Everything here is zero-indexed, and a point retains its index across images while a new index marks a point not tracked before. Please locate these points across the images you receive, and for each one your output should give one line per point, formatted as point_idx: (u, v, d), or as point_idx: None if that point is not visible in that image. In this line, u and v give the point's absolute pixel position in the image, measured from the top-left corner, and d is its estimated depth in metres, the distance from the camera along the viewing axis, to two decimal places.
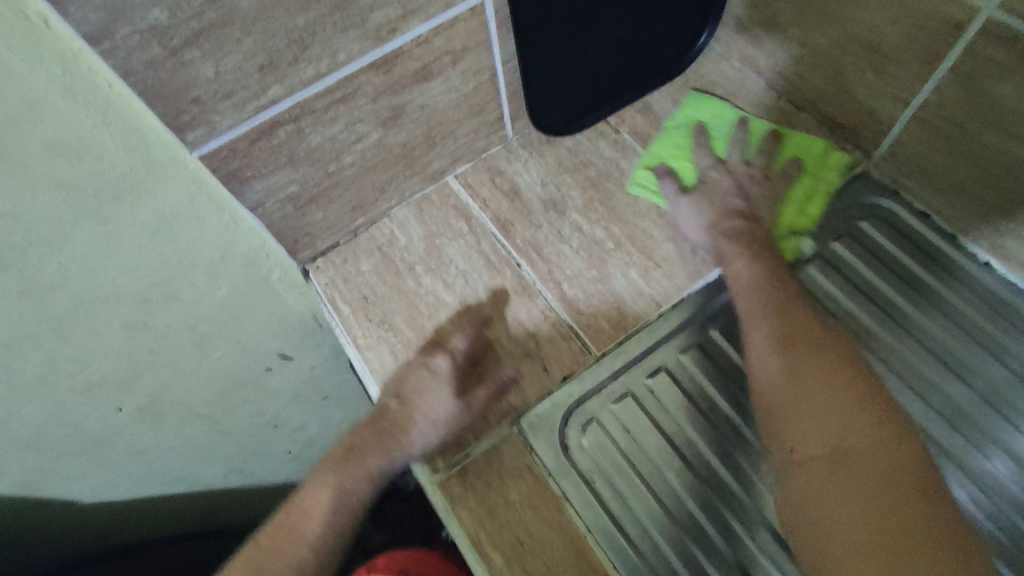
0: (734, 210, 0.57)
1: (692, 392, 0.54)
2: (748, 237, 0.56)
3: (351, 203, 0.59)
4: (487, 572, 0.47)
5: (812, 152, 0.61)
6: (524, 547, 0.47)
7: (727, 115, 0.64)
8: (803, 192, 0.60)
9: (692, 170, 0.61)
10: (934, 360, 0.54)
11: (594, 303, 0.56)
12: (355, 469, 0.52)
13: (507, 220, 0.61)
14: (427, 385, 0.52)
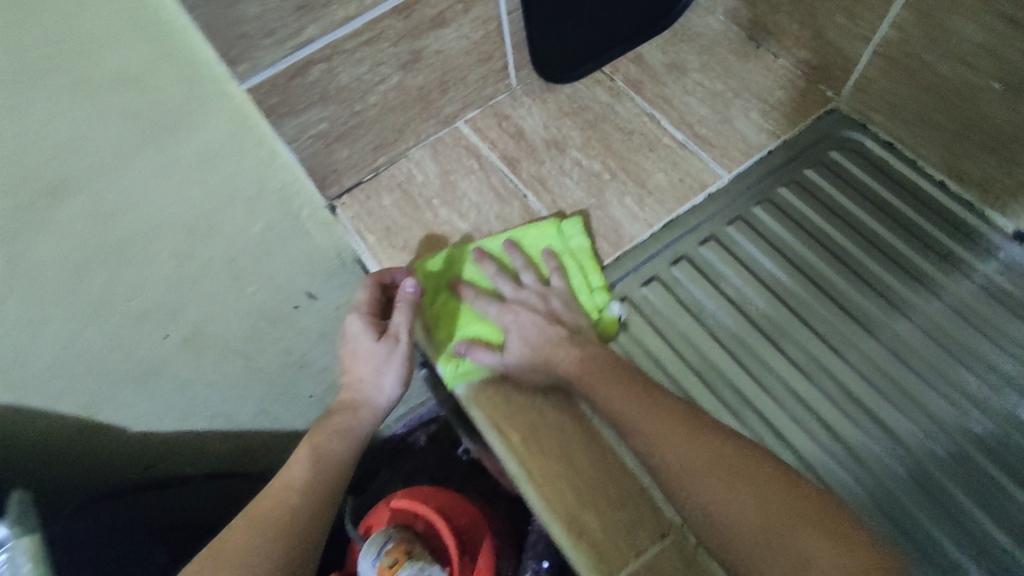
0: (557, 320, 0.56)
1: (683, 300, 0.61)
2: (590, 358, 0.54)
3: (373, 143, 0.66)
4: (505, 447, 0.54)
5: (558, 246, 0.61)
6: (536, 428, 0.54)
7: (466, 254, 0.62)
8: (578, 276, 0.60)
9: (492, 328, 0.59)
10: (902, 271, 0.59)
11: (594, 226, 0.63)
12: (337, 424, 0.61)
13: (514, 158, 0.68)
14: (359, 345, 0.61)
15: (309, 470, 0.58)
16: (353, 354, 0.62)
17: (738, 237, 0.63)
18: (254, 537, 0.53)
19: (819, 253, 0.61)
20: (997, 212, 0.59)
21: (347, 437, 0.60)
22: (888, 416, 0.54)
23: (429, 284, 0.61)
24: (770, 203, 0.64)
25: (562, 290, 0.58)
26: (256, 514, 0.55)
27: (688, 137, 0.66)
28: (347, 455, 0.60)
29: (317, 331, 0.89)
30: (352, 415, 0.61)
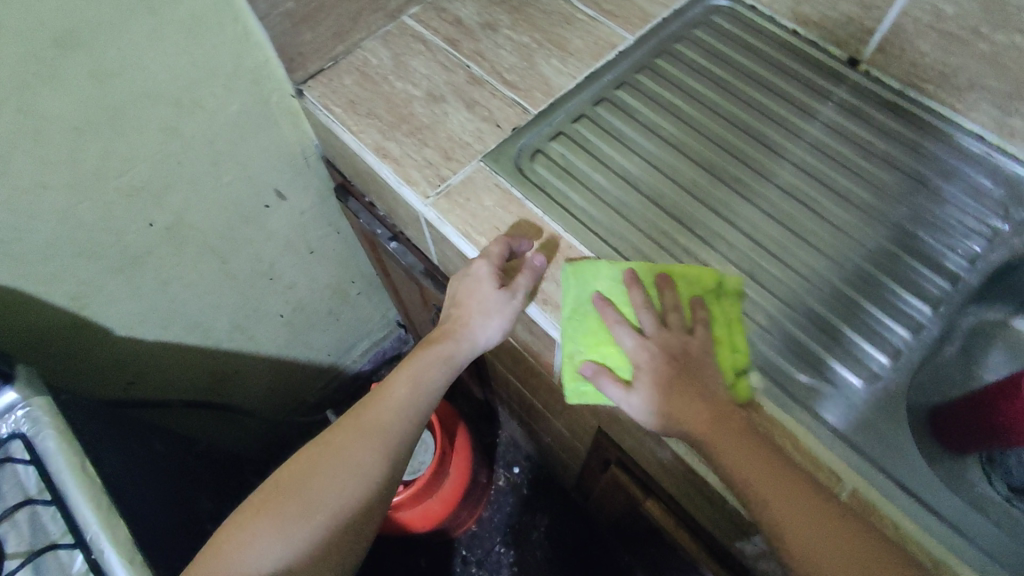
0: (689, 360, 0.56)
1: (606, 130, 0.73)
2: (716, 427, 0.52)
3: (332, 29, 0.76)
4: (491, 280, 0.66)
5: (709, 297, 0.60)
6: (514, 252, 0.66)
7: (608, 275, 0.61)
8: (727, 341, 0.59)
9: (623, 359, 0.59)
10: (768, 92, 0.75)
11: (528, 83, 0.75)
12: (401, 374, 0.63)
13: (454, 40, 0.80)
14: (476, 283, 0.62)
15: (355, 423, 0.59)
16: (467, 293, 0.63)
17: (646, 81, 0.76)
18: (297, 487, 0.55)
19: (710, 87, 0.76)
20: (831, 44, 0.77)
21: (413, 386, 0.62)
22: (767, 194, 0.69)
23: (569, 281, 0.61)
24: (667, 55, 0.78)
25: (705, 341, 0.57)
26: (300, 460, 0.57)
27: (597, 12, 0.80)
28: (407, 403, 0.61)
29: (280, 233, 0.95)
30: (429, 363, 0.63)
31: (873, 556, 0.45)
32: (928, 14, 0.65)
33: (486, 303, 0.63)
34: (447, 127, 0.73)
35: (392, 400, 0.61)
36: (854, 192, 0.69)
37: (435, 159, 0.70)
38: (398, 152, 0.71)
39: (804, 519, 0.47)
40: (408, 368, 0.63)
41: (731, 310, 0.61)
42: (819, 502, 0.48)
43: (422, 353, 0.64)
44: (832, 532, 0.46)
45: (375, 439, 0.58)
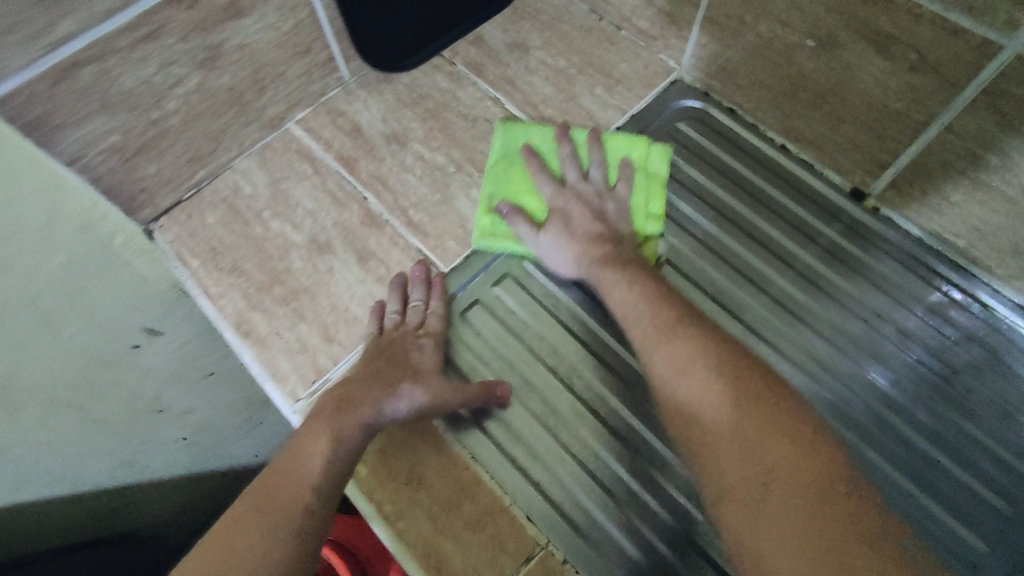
0: (602, 215, 0.55)
1: (536, 294, 0.56)
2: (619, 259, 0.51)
3: (185, 155, 0.58)
4: (397, 541, 0.47)
5: (637, 153, 0.59)
6: (433, 506, 0.48)
7: (540, 132, 0.60)
8: (645, 191, 0.58)
9: (542, 205, 0.57)
10: (743, 235, 0.59)
11: (439, 224, 0.58)
12: (310, 449, 0.44)
13: (351, 158, 0.62)
14: (421, 356, 0.51)
15: (249, 527, 0.40)
16: (408, 356, 0.50)
17: None
18: None
19: (672, 230, 0.59)
20: (831, 169, 0.59)
21: (331, 458, 0.43)
22: None
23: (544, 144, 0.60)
24: None
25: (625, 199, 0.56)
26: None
27: (534, 119, 0.63)
28: (328, 480, 0.43)
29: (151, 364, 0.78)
30: (349, 427, 0.45)
31: (824, 514, 0.33)
32: (960, 159, 0.49)
33: (427, 381, 0.49)
34: (331, 290, 0.56)
35: (302, 482, 0.42)
36: (853, 387, 0.53)
37: (311, 339, 0.54)
38: (265, 328, 0.55)
39: (753, 463, 0.36)
40: (319, 430, 0.45)
41: (659, 159, 0.59)
42: (788, 453, 0.36)
43: (336, 420, 0.45)
44: (788, 488, 0.35)
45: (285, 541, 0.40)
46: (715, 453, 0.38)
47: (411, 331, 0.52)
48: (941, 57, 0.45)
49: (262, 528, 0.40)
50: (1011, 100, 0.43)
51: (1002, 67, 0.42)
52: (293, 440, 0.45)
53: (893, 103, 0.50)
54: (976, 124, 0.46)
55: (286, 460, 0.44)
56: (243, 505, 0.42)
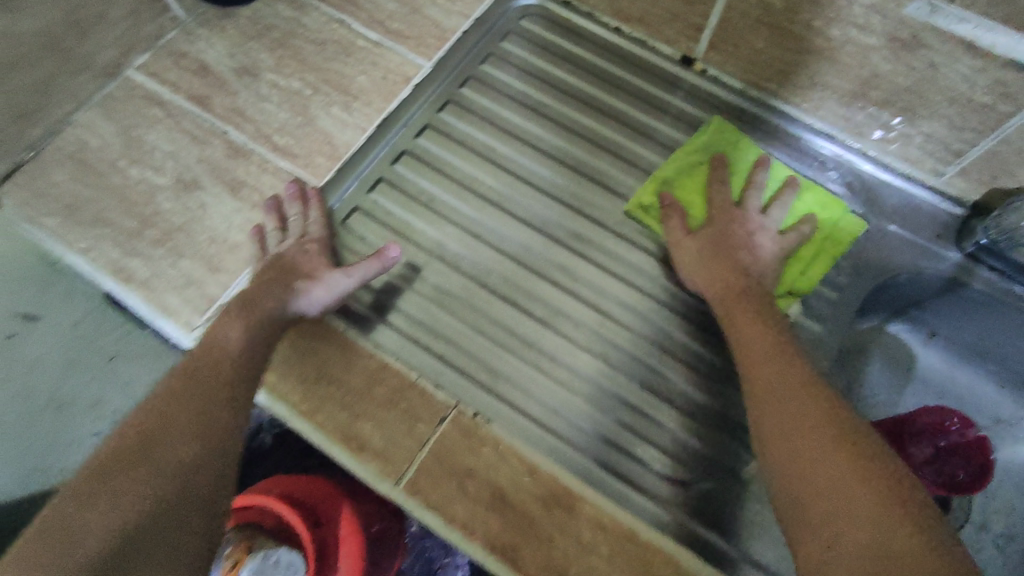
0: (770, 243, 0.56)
1: (411, 193, 0.59)
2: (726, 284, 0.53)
3: (14, 112, 0.55)
4: (317, 433, 0.49)
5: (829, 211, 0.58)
6: (346, 396, 0.50)
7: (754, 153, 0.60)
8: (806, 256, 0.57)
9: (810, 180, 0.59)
10: (592, 112, 0.64)
11: (305, 145, 0.59)
12: (227, 334, 0.49)
13: (203, 96, 0.61)
14: (309, 259, 0.54)
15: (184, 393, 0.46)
16: (298, 262, 0.53)
17: (453, 119, 0.62)
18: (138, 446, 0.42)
19: (529, 117, 0.63)
20: (659, 42, 0.65)
21: (241, 339, 0.49)
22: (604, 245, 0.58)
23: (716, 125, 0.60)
24: (473, 81, 0.64)
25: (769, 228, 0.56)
26: (112, 449, 0.43)
27: (382, 34, 0.64)
28: (242, 356, 0.48)
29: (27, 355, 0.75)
30: (255, 318, 0.50)
31: (843, 443, 0.39)
32: (756, 9, 0.55)
33: (317, 278, 0.52)
34: (207, 224, 0.56)
35: (224, 356, 0.48)
36: None
37: (196, 273, 0.54)
38: (145, 272, 0.54)
39: (781, 395, 0.43)
40: (233, 321, 0.50)
41: (848, 232, 0.57)
42: (808, 392, 0.43)
43: (246, 314, 0.50)
44: (809, 433, 0.40)
45: (205, 403, 0.45)
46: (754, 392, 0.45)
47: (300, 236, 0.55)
48: None
49: (184, 396, 0.45)
50: None
51: None
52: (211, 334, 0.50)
53: None
54: None
55: (205, 348, 0.48)
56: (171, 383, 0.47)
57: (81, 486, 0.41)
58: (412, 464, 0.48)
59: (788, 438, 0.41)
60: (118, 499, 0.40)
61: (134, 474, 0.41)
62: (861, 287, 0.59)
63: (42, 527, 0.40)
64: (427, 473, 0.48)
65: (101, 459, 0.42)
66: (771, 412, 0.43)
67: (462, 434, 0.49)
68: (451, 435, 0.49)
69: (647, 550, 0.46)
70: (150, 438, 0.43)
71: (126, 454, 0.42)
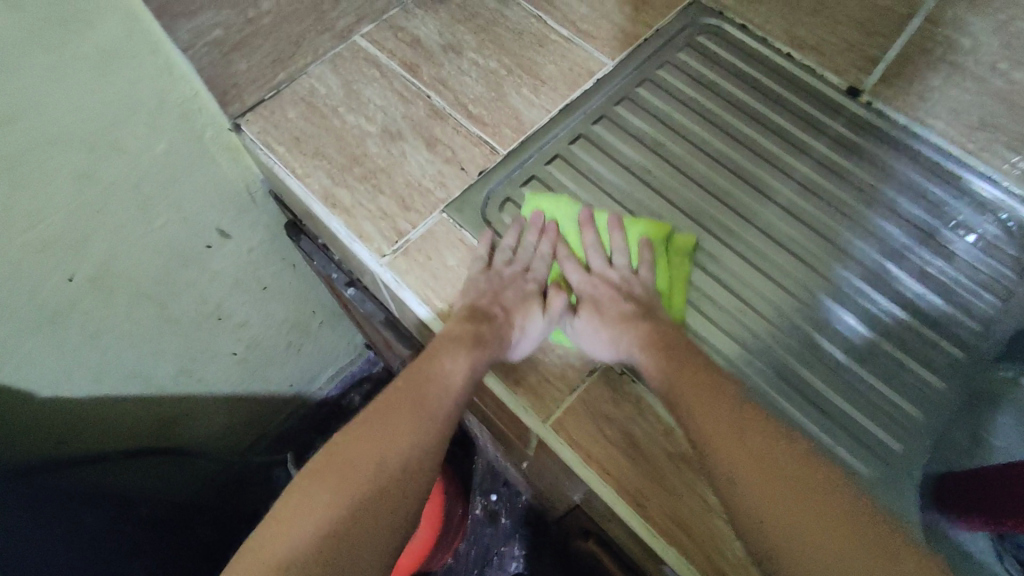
0: (629, 297, 0.57)
1: (581, 171, 0.65)
2: (652, 334, 0.54)
3: (270, 55, 0.66)
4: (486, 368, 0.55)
5: (657, 240, 0.61)
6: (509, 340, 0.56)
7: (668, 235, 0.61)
8: (665, 276, 0.60)
9: None
10: (754, 124, 0.69)
11: (496, 116, 0.67)
12: (453, 366, 0.52)
13: (413, 64, 0.71)
14: (521, 293, 0.58)
15: (418, 417, 0.49)
16: (514, 300, 0.57)
17: (627, 114, 0.68)
18: (364, 460, 0.46)
19: (698, 122, 0.68)
20: (829, 71, 0.70)
21: (472, 376, 0.52)
22: (748, 248, 0.63)
23: (533, 208, 0.62)
24: (650, 82, 0.70)
25: (648, 282, 0.59)
26: (325, 467, 0.46)
27: (573, 33, 0.72)
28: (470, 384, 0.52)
29: (217, 268, 0.84)
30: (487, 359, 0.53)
31: None
32: None
33: (525, 325, 0.56)
34: (405, 170, 0.64)
35: (440, 393, 0.51)
36: (859, 249, 0.63)
37: (391, 210, 0.62)
38: (350, 201, 0.63)
39: None
40: (461, 354, 0.53)
41: (679, 251, 0.61)
42: None
43: (476, 351, 0.53)
44: None
45: (404, 429, 0.48)
46: (712, 436, 0.46)
47: (520, 276, 0.59)
48: None
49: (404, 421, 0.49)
50: None
51: None
52: (428, 356, 0.53)
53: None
54: None
55: (421, 371, 0.52)
56: (394, 395, 0.51)
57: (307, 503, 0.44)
58: (559, 403, 0.54)
59: (764, 479, 0.43)
60: (332, 512, 0.43)
61: (355, 477, 0.45)
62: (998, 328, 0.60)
63: (283, 507, 0.44)
64: (572, 413, 0.53)
65: (325, 457, 0.47)
66: (730, 443, 0.45)
67: (605, 386, 0.54)
68: (597, 387, 0.54)
69: None
70: (356, 464, 0.46)
71: (341, 488, 0.45)
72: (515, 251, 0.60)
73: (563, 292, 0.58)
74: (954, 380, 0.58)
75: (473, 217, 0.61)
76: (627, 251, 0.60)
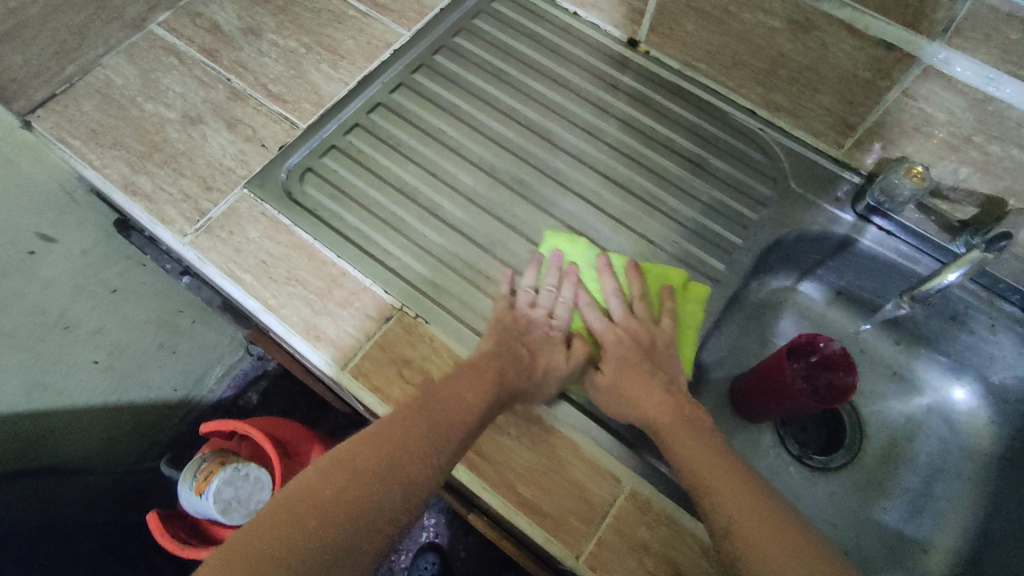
0: (653, 350, 0.59)
1: (382, 137, 0.69)
2: (677, 396, 0.55)
3: (51, 49, 0.65)
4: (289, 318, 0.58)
5: (682, 284, 0.63)
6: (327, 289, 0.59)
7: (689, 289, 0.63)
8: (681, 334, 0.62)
9: None
10: (545, 81, 0.74)
11: (295, 93, 0.69)
12: (469, 387, 0.52)
13: (212, 49, 0.71)
14: (544, 344, 0.58)
15: (430, 431, 0.48)
16: (536, 346, 0.57)
17: (425, 81, 0.72)
18: (363, 472, 0.45)
19: (494, 84, 0.73)
20: (610, 26, 0.75)
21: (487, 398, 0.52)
22: (542, 195, 0.68)
23: (550, 246, 0.63)
24: (447, 49, 0.74)
25: (670, 332, 0.60)
26: (355, 442, 0.47)
27: (370, 8, 0.75)
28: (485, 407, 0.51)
29: (48, 275, 0.82)
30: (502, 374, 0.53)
31: None
32: None
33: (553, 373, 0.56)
34: (206, 152, 0.65)
35: (460, 410, 0.50)
36: (641, 186, 0.69)
37: (193, 191, 0.63)
38: (151, 187, 0.64)
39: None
40: (480, 376, 0.53)
41: (697, 302, 0.63)
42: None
43: (498, 380, 0.53)
44: None
45: (416, 443, 0.47)
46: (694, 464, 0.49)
47: (545, 321, 0.60)
48: None
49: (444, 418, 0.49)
50: None
51: None
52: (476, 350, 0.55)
53: None
54: None
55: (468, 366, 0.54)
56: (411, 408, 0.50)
57: (335, 468, 0.45)
58: (358, 349, 0.57)
59: (739, 504, 0.46)
60: (350, 480, 0.45)
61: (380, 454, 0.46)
62: (765, 240, 0.68)
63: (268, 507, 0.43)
64: (370, 358, 0.56)
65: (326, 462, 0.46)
66: (678, 436, 0.51)
67: (402, 330, 0.58)
68: (395, 331, 0.58)
69: (553, 436, 0.55)
70: (394, 446, 0.47)
71: (365, 465, 0.45)
72: (535, 293, 0.61)
73: (587, 343, 0.60)
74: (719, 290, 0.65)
75: (274, 190, 0.64)
76: (647, 298, 0.62)
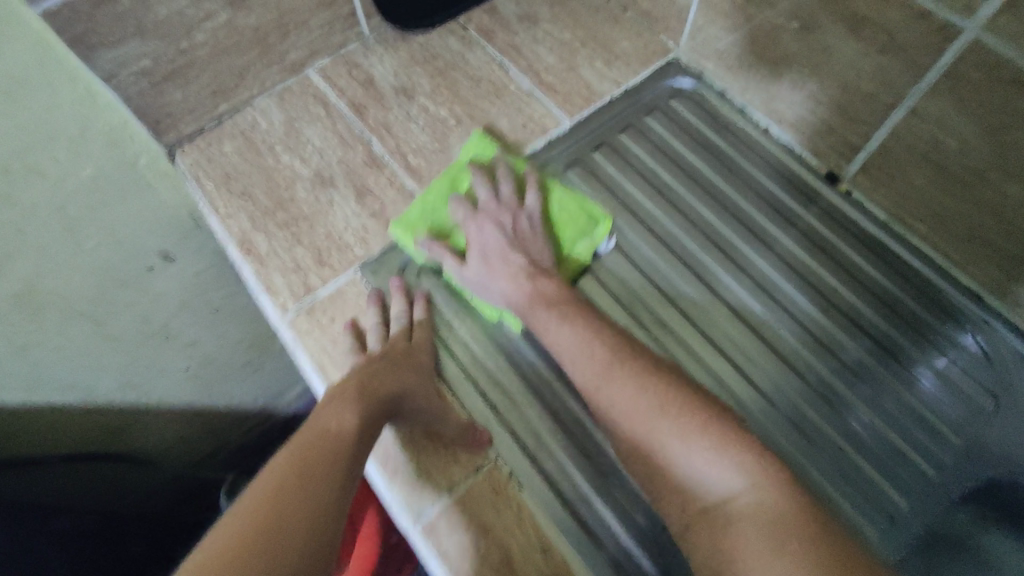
0: (513, 227, 0.57)
1: None
2: (537, 290, 0.53)
3: (209, 86, 0.64)
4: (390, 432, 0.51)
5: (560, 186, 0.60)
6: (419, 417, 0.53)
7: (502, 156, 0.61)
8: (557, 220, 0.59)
9: None
10: (715, 205, 0.62)
11: (434, 170, 0.63)
12: (341, 417, 0.46)
13: (361, 105, 0.67)
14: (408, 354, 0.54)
15: (302, 462, 0.42)
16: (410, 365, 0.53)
17: (577, 181, 0.63)
18: (254, 539, 0.36)
19: (652, 197, 0.63)
20: (810, 153, 0.63)
21: (364, 423, 0.46)
22: (686, 347, 0.56)
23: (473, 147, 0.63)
24: (608, 146, 0.65)
25: (535, 213, 0.58)
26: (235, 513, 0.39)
27: (534, 85, 0.67)
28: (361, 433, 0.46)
29: (160, 288, 0.83)
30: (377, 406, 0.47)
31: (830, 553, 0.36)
32: (923, 142, 0.52)
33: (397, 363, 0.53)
34: (328, 221, 0.61)
35: (334, 446, 0.44)
36: (811, 363, 0.55)
37: (305, 262, 0.59)
38: (264, 249, 0.60)
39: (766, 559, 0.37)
40: (345, 406, 0.47)
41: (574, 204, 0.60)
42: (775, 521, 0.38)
43: (368, 400, 0.47)
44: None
45: (295, 481, 0.41)
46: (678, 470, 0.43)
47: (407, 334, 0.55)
48: (907, 38, 0.48)
49: (307, 484, 0.40)
50: (967, 84, 0.46)
51: (962, 50, 0.45)
52: (313, 423, 0.45)
53: (866, 85, 0.53)
54: (938, 108, 0.49)
55: (313, 431, 0.44)
56: (285, 453, 0.43)
57: (231, 524, 0.38)
58: (435, 503, 0.49)
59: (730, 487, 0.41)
60: None
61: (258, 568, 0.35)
62: (968, 474, 0.52)
63: None
64: (448, 518, 0.49)
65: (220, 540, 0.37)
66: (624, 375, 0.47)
67: (490, 490, 0.50)
68: (480, 487, 0.50)
69: None
70: (279, 496, 0.39)
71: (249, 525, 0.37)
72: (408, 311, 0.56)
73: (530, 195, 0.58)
74: (894, 533, 0.50)
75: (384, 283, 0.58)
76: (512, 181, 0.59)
